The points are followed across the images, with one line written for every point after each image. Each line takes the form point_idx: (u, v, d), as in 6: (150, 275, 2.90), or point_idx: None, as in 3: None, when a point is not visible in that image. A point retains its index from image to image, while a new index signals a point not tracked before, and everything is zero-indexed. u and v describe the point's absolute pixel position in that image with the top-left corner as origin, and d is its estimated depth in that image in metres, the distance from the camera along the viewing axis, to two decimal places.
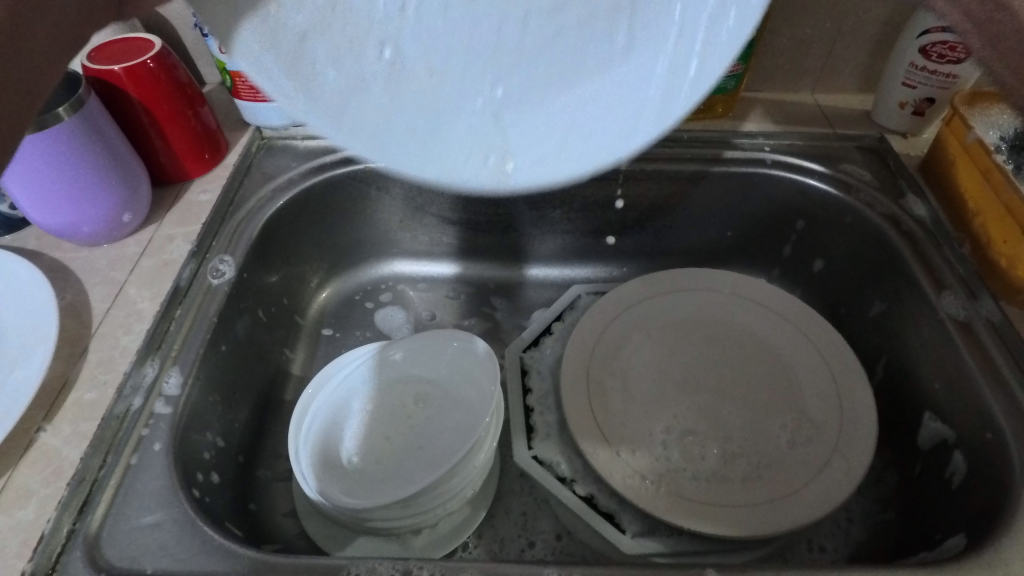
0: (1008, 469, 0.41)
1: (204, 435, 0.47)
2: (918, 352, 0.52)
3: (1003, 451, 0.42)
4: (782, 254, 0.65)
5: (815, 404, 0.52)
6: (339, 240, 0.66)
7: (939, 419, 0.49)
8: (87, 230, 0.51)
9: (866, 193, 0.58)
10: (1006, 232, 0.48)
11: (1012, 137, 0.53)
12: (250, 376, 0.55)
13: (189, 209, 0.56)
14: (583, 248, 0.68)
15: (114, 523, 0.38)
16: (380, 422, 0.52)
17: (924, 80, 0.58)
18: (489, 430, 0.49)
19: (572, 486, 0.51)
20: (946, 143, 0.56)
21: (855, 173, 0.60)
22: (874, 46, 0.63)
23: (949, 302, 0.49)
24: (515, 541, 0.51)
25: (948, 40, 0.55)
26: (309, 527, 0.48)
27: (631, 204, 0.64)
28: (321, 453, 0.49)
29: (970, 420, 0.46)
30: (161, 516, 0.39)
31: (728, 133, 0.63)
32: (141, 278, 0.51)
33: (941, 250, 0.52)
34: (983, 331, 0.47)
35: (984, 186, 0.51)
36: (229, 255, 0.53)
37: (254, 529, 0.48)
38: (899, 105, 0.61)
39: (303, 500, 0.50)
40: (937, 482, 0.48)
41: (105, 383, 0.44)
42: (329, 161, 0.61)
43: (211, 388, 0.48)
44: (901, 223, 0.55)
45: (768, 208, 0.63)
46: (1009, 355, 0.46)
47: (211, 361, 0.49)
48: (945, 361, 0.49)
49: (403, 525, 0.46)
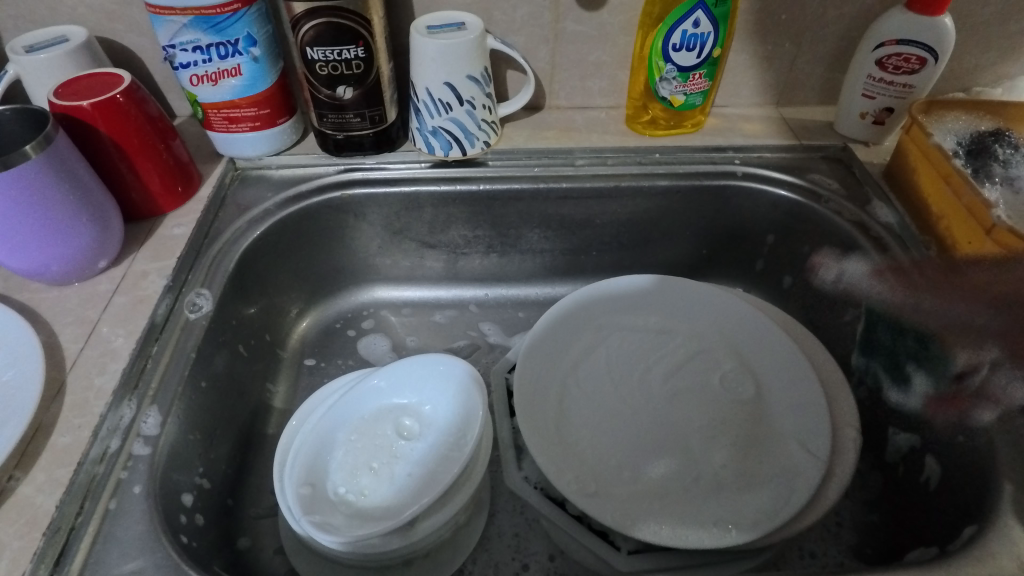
0: (989, 465, 0.42)
1: (187, 477, 0.46)
2: (894, 355, 0.54)
3: (981, 446, 0.44)
4: (755, 268, 0.68)
5: (785, 411, 0.54)
6: (315, 269, 0.66)
7: (904, 430, 0.52)
8: (57, 269, 0.49)
9: (834, 203, 0.60)
10: (970, 235, 0.50)
11: (967, 143, 0.56)
12: (230, 412, 0.53)
13: (162, 243, 0.55)
14: (564, 266, 0.70)
15: (94, 572, 0.37)
16: (339, 418, 0.53)
17: (882, 90, 0.61)
18: (479, 454, 0.49)
19: (564, 506, 0.52)
20: (906, 150, 0.58)
21: (824, 183, 0.62)
22: (832, 60, 0.66)
23: (920, 304, 0.52)
24: (509, 564, 0.51)
25: (902, 52, 0.58)
26: (298, 564, 0.48)
27: (604, 220, 0.66)
28: (281, 467, 0.48)
29: (951, 421, 0.47)
30: (143, 562, 0.37)
31: (699, 146, 0.65)
32: (114, 316, 0.49)
33: (910, 253, 0.55)
34: (955, 330, 0.49)
35: (944, 190, 0.53)
36: (206, 289, 0.53)
37: (241, 571, 0.47)
38: (860, 116, 0.64)
39: (292, 535, 0.49)
40: (914, 488, 0.50)
41: (79, 428, 0.42)
42: (306, 189, 0.61)
43: (192, 426, 0.47)
44: (869, 229, 0.58)
45: (742, 222, 0.65)
46: (982, 353, 0.48)
47: (191, 398, 0.47)
48: (921, 361, 0.51)
49: (392, 558, 0.46)
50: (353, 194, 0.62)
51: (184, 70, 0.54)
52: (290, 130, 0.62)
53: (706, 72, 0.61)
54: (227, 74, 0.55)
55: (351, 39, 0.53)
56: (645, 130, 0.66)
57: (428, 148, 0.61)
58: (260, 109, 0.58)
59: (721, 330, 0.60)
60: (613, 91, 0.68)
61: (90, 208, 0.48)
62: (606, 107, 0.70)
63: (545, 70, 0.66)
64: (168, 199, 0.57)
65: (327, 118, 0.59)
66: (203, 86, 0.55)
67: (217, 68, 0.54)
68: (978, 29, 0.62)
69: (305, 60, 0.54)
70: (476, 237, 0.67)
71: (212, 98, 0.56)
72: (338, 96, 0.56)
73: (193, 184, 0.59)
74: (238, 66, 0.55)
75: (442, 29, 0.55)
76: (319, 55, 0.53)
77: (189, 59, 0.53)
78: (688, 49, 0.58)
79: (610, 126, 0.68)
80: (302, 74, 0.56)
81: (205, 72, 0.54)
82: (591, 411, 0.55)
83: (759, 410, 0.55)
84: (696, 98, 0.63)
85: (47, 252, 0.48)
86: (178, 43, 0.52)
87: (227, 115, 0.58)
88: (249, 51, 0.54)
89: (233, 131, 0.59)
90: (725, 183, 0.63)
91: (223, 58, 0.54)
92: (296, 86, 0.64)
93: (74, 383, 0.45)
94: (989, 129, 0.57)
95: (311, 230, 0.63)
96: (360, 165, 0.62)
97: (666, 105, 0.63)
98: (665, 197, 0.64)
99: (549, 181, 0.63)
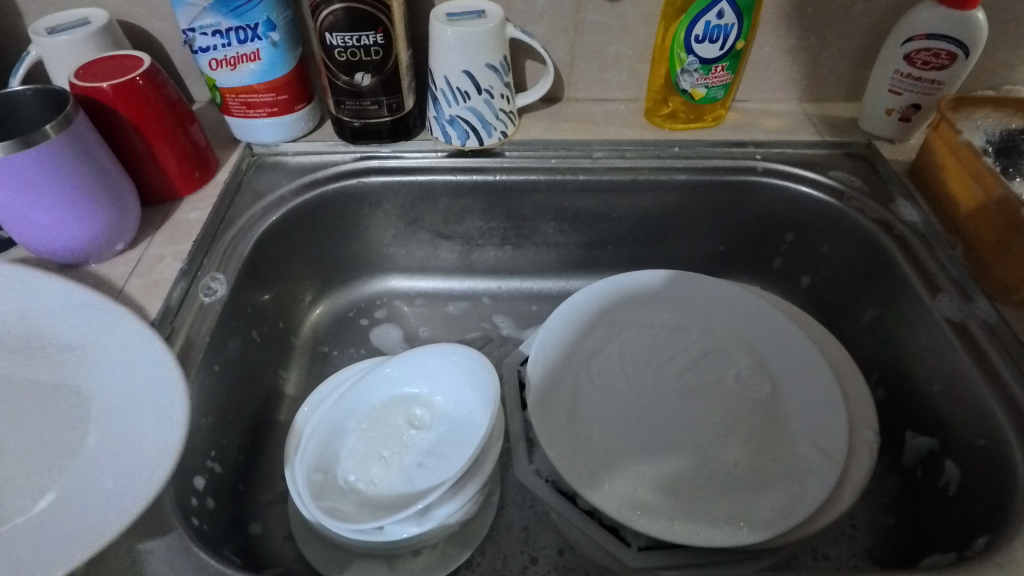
0: (1013, 470, 0.41)
1: (199, 460, 0.46)
2: (915, 357, 0.53)
3: (1004, 450, 0.43)
4: (773, 267, 0.67)
5: (801, 411, 0.53)
6: (329, 258, 0.65)
7: (923, 434, 0.51)
8: (74, 250, 0.49)
9: (857, 200, 0.59)
10: (999, 235, 0.49)
11: (997, 141, 0.55)
12: (242, 397, 0.53)
13: (179, 227, 0.55)
14: (578, 260, 0.69)
15: (106, 551, 0.37)
16: (352, 405, 0.52)
17: (909, 87, 0.60)
18: (491, 446, 0.48)
19: (575, 501, 0.51)
20: (933, 148, 0.57)
21: (847, 180, 0.61)
22: (858, 55, 0.65)
23: (944, 304, 0.51)
24: (517, 557, 0.51)
25: (932, 47, 0.57)
26: (306, 550, 0.48)
27: (621, 214, 0.65)
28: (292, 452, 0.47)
29: (972, 425, 0.46)
30: (155, 542, 0.38)
31: (719, 140, 0.64)
32: (130, 298, 0.50)
33: (934, 253, 0.54)
34: (979, 332, 0.48)
35: (972, 189, 0.52)
36: (221, 273, 0.53)
37: (250, 555, 0.47)
38: (885, 112, 0.63)
39: (301, 521, 0.49)
40: (931, 493, 0.49)
41: None
42: (322, 176, 0.61)
43: (204, 409, 0.47)
44: (893, 228, 0.57)
45: (762, 219, 0.64)
46: (1007, 356, 0.46)
47: (204, 382, 0.47)
48: (944, 363, 0.49)
49: (401, 547, 0.45)
50: (369, 183, 0.61)
51: (203, 54, 0.54)
52: (307, 116, 0.62)
53: (728, 65, 0.60)
54: (246, 59, 0.55)
55: (370, 25, 0.53)
56: (664, 123, 0.65)
57: (445, 138, 0.61)
58: (278, 94, 0.58)
59: (734, 329, 0.59)
60: (632, 83, 0.67)
61: (108, 189, 0.48)
62: (625, 99, 0.69)
63: (564, 60, 0.65)
64: (185, 183, 0.57)
65: (345, 105, 0.59)
66: (222, 71, 0.55)
67: (236, 53, 0.54)
68: (1009, 25, 0.61)
69: (324, 45, 0.54)
70: (491, 228, 0.66)
71: (230, 83, 0.56)
72: (356, 83, 0.56)
73: (210, 170, 0.59)
74: (257, 51, 0.55)
75: (462, 16, 0.55)
76: (337, 41, 0.53)
77: (208, 43, 0.53)
78: (710, 41, 0.57)
79: (629, 119, 0.67)
80: (320, 60, 0.56)
81: (224, 57, 0.54)
82: (598, 402, 0.55)
83: (774, 410, 0.54)
84: (717, 91, 0.62)
85: (65, 233, 0.48)
86: (198, 26, 0.52)
87: (245, 100, 0.58)
88: (268, 36, 0.54)
89: (250, 116, 0.59)
90: (745, 179, 0.62)
91: (242, 43, 0.54)
92: (314, 73, 0.64)
93: (89, 364, 0.45)
94: (1020, 127, 0.56)
95: (326, 218, 0.62)
96: (377, 153, 0.62)
97: (686, 98, 0.62)
98: (683, 192, 0.63)
99: (565, 173, 0.62)
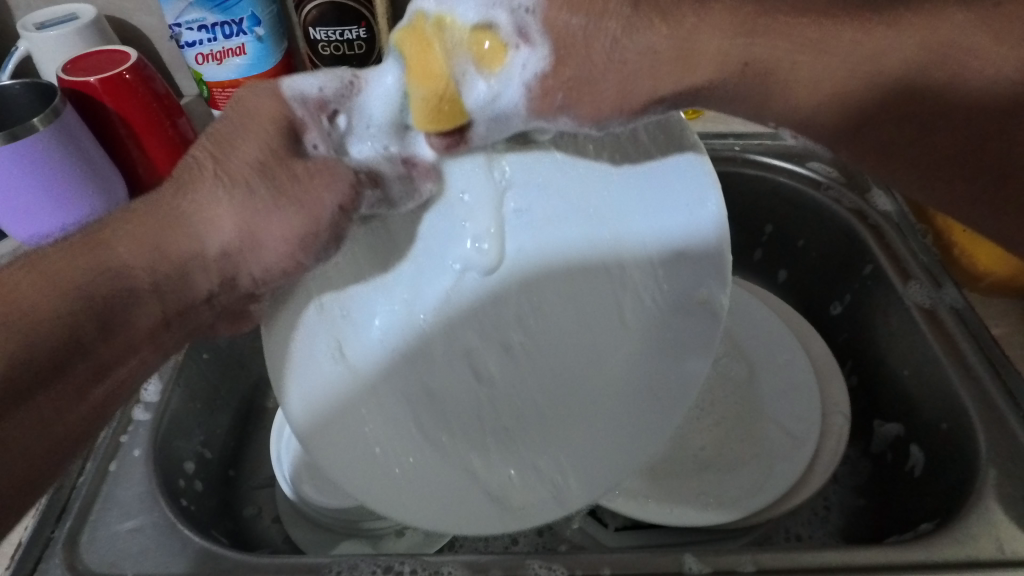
0: (975, 449, 0.43)
1: (186, 445, 0.47)
2: (887, 341, 0.54)
3: (969, 434, 0.44)
4: (753, 258, 0.68)
5: (774, 395, 0.54)
6: None
7: (889, 420, 0.53)
8: None
9: (834, 190, 0.60)
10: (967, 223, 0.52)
11: None
12: (231, 385, 0.54)
13: None
14: None
15: (93, 529, 0.39)
16: None
17: None
18: None
19: None
20: None
21: (824, 171, 0.62)
22: None
23: (915, 291, 0.52)
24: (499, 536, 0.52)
25: None
26: (294, 533, 0.49)
27: None
28: (277, 439, 0.51)
29: (939, 411, 0.47)
30: (142, 521, 0.39)
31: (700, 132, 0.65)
32: None
33: (906, 241, 0.55)
34: (948, 318, 0.50)
35: None
36: None
37: (237, 537, 0.48)
38: None
39: (288, 505, 0.51)
40: (897, 475, 0.50)
41: None
42: None
43: (191, 396, 0.48)
44: (867, 217, 0.58)
45: (742, 208, 0.65)
46: (973, 341, 0.48)
47: (190, 370, 0.48)
48: (913, 351, 0.51)
49: (384, 526, 0.47)
50: None
51: (190, 49, 0.55)
52: None
53: None
54: (232, 53, 0.56)
55: (355, 19, 0.53)
56: None
57: None
58: None
59: None
60: None
61: (96, 180, 0.49)
62: None
63: None
64: None
65: None
66: (208, 65, 0.56)
67: (222, 48, 0.55)
68: None
69: (309, 40, 0.55)
70: None
71: (217, 77, 0.57)
72: None
73: None
74: (243, 45, 0.56)
75: None
76: (322, 35, 0.54)
77: (194, 38, 0.54)
78: None
79: None
80: (306, 54, 0.57)
81: (210, 52, 0.55)
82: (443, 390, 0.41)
83: (749, 394, 0.55)
84: None
85: (54, 223, 0.49)
86: (184, 21, 0.53)
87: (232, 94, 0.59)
88: (254, 31, 0.55)
89: None
90: (726, 169, 0.63)
91: (228, 37, 0.55)
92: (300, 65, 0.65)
93: None
94: None
95: None
96: None
97: None
98: None
99: None
